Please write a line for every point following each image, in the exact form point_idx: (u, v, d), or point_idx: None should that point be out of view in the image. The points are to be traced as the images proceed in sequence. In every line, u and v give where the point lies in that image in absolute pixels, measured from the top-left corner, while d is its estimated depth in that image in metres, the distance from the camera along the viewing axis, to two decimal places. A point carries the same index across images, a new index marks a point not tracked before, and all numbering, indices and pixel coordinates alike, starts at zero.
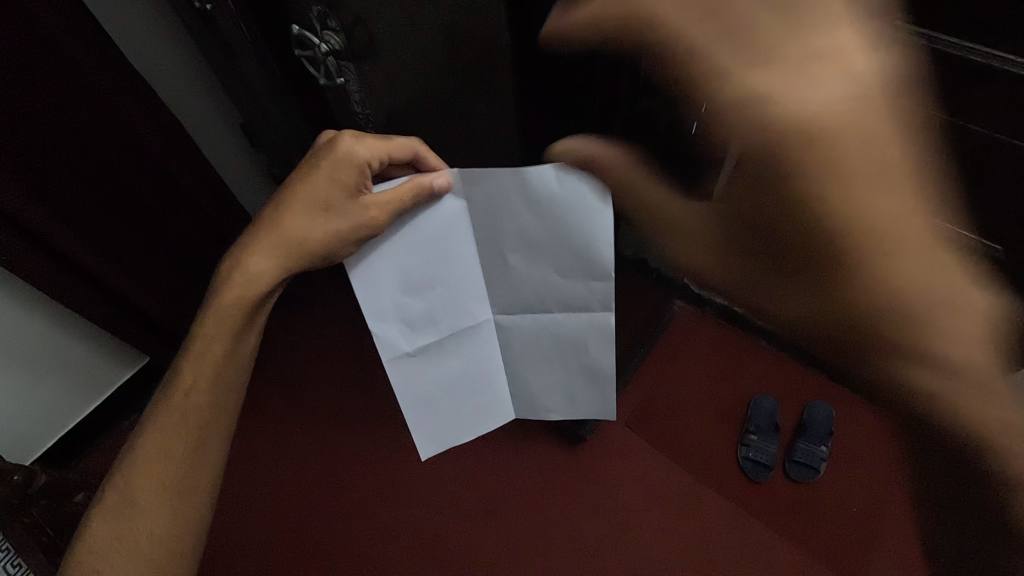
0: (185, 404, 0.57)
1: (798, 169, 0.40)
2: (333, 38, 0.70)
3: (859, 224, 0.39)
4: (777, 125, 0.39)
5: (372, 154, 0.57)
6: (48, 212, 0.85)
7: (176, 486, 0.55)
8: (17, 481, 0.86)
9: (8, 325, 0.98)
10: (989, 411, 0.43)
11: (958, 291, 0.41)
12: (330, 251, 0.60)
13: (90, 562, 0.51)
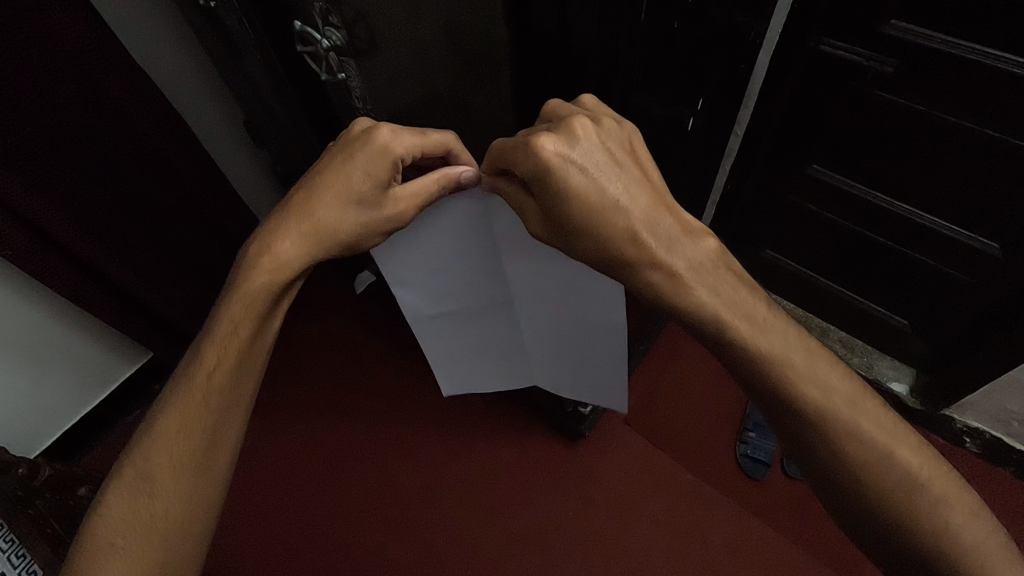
0: (206, 384, 0.56)
1: (619, 185, 0.48)
2: (334, 33, 0.70)
3: (687, 243, 0.48)
4: (610, 148, 0.48)
5: (407, 148, 0.58)
6: (55, 207, 0.87)
7: (190, 468, 0.54)
8: (21, 474, 0.85)
9: (13, 320, 0.99)
10: (889, 448, 0.44)
11: (792, 336, 0.47)
12: (355, 240, 0.61)
13: (105, 532, 0.51)
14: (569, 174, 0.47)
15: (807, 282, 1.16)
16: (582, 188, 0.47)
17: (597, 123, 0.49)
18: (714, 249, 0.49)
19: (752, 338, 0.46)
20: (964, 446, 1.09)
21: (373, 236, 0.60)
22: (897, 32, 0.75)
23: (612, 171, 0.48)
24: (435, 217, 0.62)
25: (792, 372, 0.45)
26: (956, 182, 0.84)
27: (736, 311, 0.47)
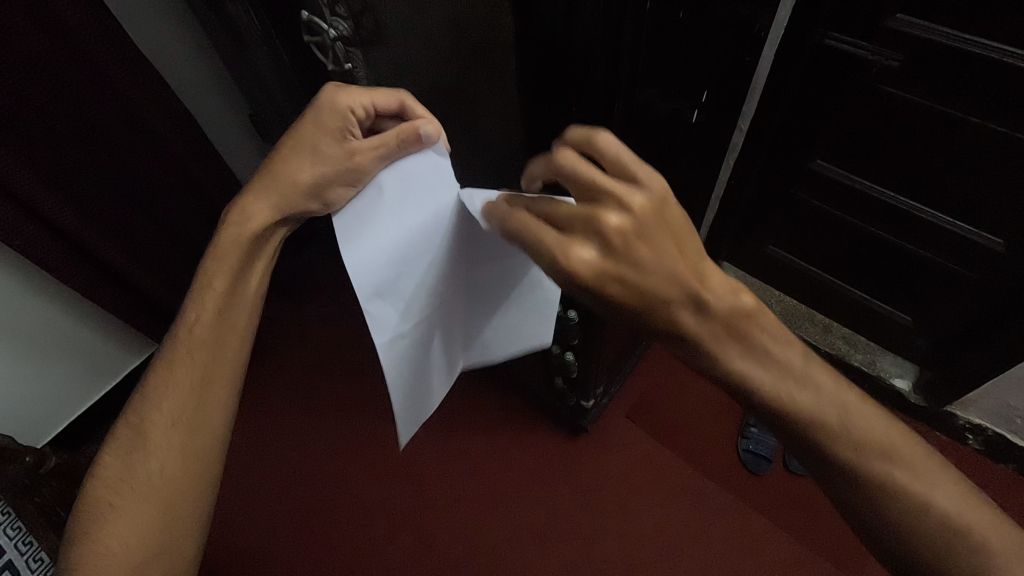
0: (192, 342, 0.57)
1: (660, 271, 0.39)
2: (341, 23, 0.71)
3: (720, 305, 0.39)
4: (648, 228, 0.38)
5: (359, 101, 0.56)
6: (62, 198, 0.87)
7: (183, 423, 0.55)
8: (27, 462, 0.86)
9: (20, 311, 1.00)
10: (940, 503, 0.39)
11: (828, 386, 0.41)
12: (320, 193, 0.57)
13: (101, 492, 0.52)
14: (605, 284, 0.39)
15: (810, 278, 1.16)
16: (619, 295, 0.39)
17: (627, 210, 0.38)
18: (748, 309, 0.39)
19: (787, 403, 0.40)
20: (966, 442, 1.09)
21: (337, 188, 0.56)
22: (902, 27, 0.75)
23: (654, 255, 0.39)
24: (395, 180, 0.50)
25: (828, 435, 0.40)
26: (961, 177, 0.84)
27: (772, 372, 0.40)
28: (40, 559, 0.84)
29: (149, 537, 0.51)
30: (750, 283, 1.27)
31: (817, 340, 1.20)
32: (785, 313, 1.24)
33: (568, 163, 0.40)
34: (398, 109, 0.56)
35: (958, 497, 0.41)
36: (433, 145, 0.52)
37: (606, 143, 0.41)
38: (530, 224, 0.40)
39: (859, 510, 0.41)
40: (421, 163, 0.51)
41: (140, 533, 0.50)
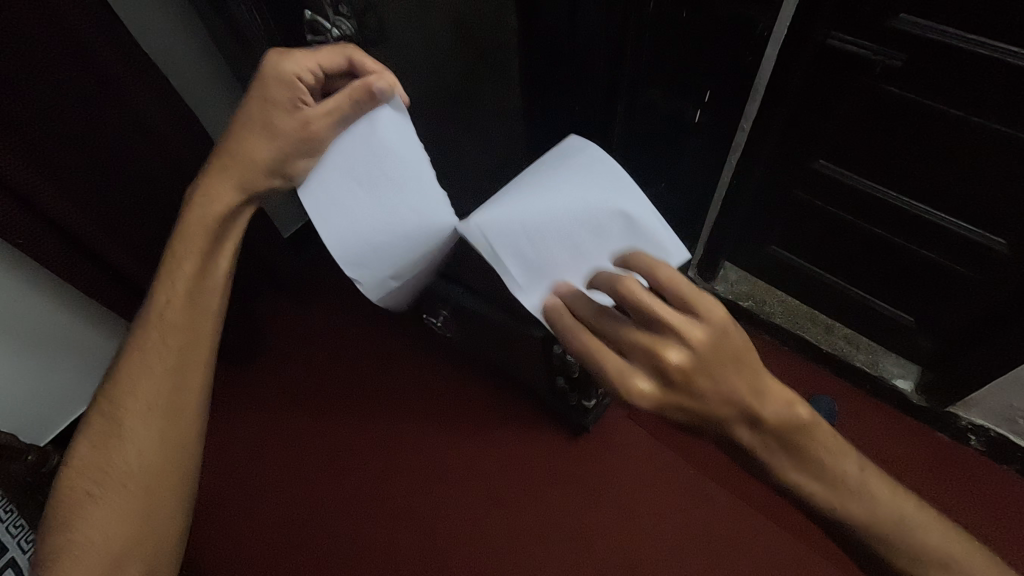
0: (165, 328, 0.56)
1: (725, 397, 0.41)
2: (344, 23, 0.63)
3: (777, 419, 0.41)
4: (712, 360, 0.40)
5: (304, 69, 0.57)
6: (63, 197, 0.88)
7: (160, 409, 0.54)
8: (30, 460, 0.86)
9: (23, 309, 1.00)
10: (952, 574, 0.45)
11: (871, 483, 0.45)
12: (283, 168, 0.58)
13: (79, 480, 0.52)
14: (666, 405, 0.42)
15: (814, 278, 1.16)
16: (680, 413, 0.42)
17: (691, 347, 0.40)
18: (800, 421, 0.42)
19: (832, 502, 0.44)
20: (968, 442, 1.09)
21: (298, 160, 0.57)
22: (906, 27, 0.75)
23: (714, 384, 0.41)
24: (354, 139, 0.53)
25: (868, 526, 0.45)
26: (964, 176, 0.84)
27: (820, 476, 0.44)
28: None
29: (127, 526, 0.51)
30: (752, 283, 1.26)
31: (820, 341, 1.20)
32: (788, 313, 1.23)
33: (635, 288, 0.40)
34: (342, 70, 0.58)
35: (965, 550, 0.46)
36: (388, 102, 0.53)
37: (663, 267, 0.41)
38: (597, 346, 0.43)
39: (865, 533, 0.45)
40: (378, 122, 0.53)
41: (119, 522, 0.51)
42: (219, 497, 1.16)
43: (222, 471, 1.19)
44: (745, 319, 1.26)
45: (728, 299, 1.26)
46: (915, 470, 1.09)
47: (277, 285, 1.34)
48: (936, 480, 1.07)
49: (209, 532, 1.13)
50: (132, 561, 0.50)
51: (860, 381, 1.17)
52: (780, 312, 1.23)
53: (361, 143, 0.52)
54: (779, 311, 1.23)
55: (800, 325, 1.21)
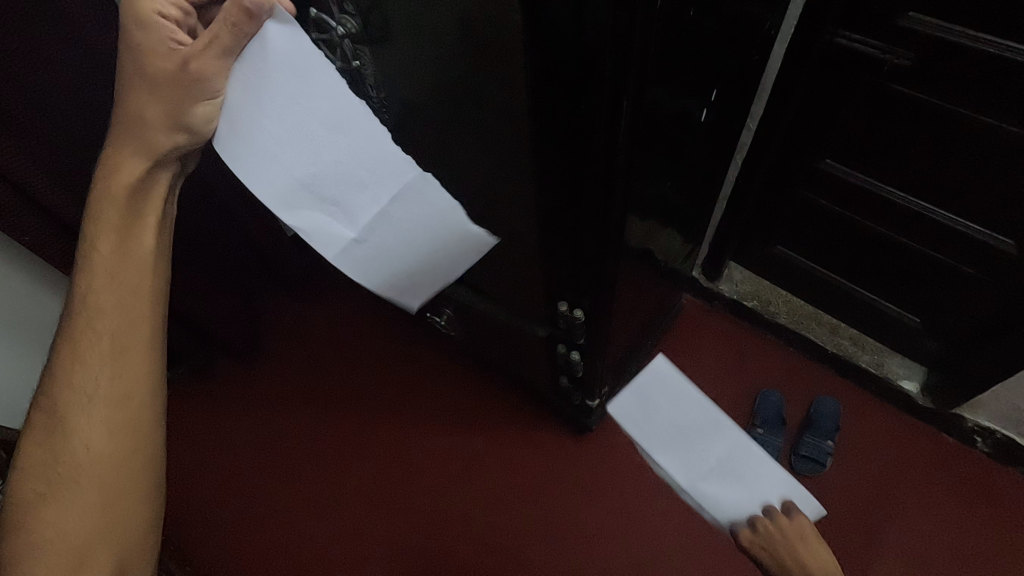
0: (95, 315, 0.51)
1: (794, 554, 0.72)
2: (349, 20, 0.66)
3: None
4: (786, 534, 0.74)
5: (167, 1, 0.48)
6: (76, 198, 0.88)
7: (103, 400, 0.50)
8: None
9: (32, 307, 1.01)
10: None
11: None
12: (180, 122, 0.49)
13: (27, 478, 0.49)
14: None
15: (819, 279, 1.15)
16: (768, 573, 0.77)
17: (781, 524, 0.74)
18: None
19: None
20: (974, 444, 1.08)
21: (197, 106, 0.49)
22: (915, 25, 0.74)
23: (782, 553, 0.72)
24: (262, 72, 0.47)
25: None
26: (973, 177, 0.83)
27: None
28: None
29: (85, 524, 0.48)
30: (757, 282, 1.25)
31: (824, 340, 1.19)
32: (793, 313, 1.22)
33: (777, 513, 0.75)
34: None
35: None
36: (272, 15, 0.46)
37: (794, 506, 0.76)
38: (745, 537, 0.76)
39: None
40: (279, 47, 0.46)
41: (75, 523, 0.48)
42: (223, 494, 1.17)
43: (227, 467, 1.20)
44: (749, 319, 1.26)
45: (732, 299, 1.26)
46: (920, 471, 1.08)
47: (281, 282, 1.34)
48: (941, 482, 1.07)
49: (212, 529, 1.13)
50: (101, 555, 0.48)
51: (865, 382, 1.17)
52: (785, 311, 1.22)
53: (277, 86, 0.47)
54: (784, 310, 1.23)
55: (804, 325, 1.21)
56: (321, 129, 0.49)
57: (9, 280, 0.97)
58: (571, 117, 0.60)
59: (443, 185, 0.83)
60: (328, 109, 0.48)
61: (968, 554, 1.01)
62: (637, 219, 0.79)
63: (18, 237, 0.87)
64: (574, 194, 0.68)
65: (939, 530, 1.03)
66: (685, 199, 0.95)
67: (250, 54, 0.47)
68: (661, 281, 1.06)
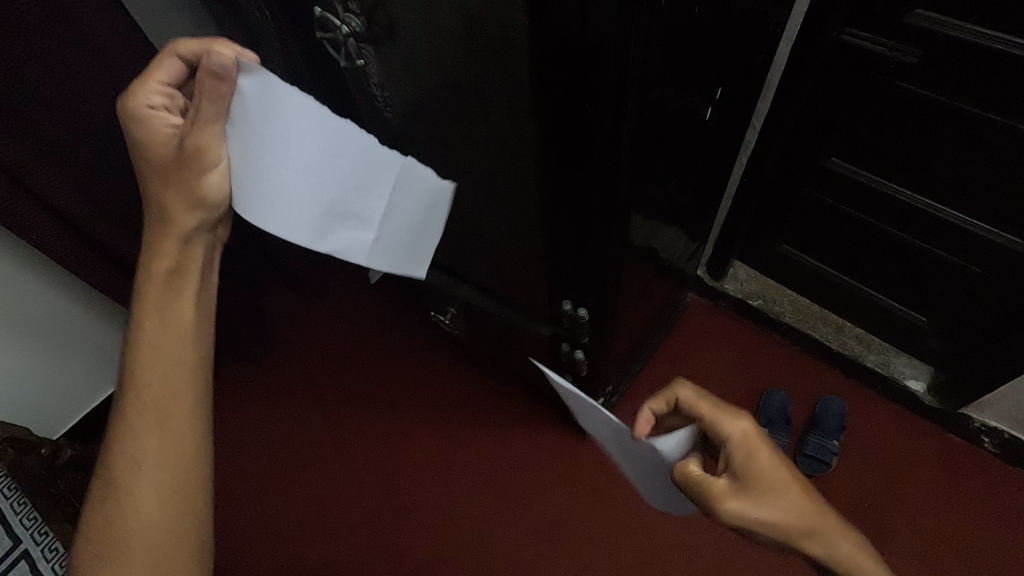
0: (140, 384, 0.50)
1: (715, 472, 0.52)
2: (353, 19, 0.65)
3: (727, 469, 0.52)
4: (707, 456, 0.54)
5: (152, 90, 0.48)
6: (83, 199, 0.88)
7: (156, 475, 0.49)
8: (43, 454, 0.89)
9: (39, 306, 1.02)
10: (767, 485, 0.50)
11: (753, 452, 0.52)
12: (195, 199, 0.49)
13: (88, 560, 0.48)
14: (722, 478, 0.50)
15: (825, 277, 1.15)
16: (738, 432, 0.51)
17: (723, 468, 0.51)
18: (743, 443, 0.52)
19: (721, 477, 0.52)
20: (981, 445, 1.07)
21: (206, 179, 0.48)
22: (922, 22, 0.73)
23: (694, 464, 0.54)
24: (252, 126, 0.44)
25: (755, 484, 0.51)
26: (983, 174, 0.82)
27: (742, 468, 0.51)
28: (56, 549, 0.82)
29: None
30: (761, 281, 1.25)
31: (830, 340, 1.18)
32: (799, 312, 1.22)
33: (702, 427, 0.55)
34: (187, 66, 0.48)
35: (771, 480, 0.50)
36: (239, 69, 0.43)
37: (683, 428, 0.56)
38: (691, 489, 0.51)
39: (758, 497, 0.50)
40: (254, 93, 0.43)
41: None
42: (227, 493, 1.17)
43: (232, 466, 1.20)
44: (753, 318, 1.25)
45: (737, 298, 1.25)
46: (927, 471, 1.08)
47: (286, 282, 1.34)
48: (948, 482, 1.06)
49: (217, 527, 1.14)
50: None
51: (871, 382, 1.16)
52: (790, 310, 1.22)
53: (269, 132, 0.43)
54: (789, 310, 1.22)
55: (810, 324, 1.20)
56: (318, 159, 0.45)
57: (17, 280, 0.97)
58: (576, 116, 0.59)
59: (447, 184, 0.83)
60: (321, 138, 0.44)
61: (974, 554, 1.00)
62: (641, 218, 0.79)
63: (25, 235, 0.86)
64: (579, 193, 0.68)
65: (944, 529, 1.03)
66: (691, 198, 0.95)
67: (235, 113, 0.45)
68: (665, 281, 1.06)
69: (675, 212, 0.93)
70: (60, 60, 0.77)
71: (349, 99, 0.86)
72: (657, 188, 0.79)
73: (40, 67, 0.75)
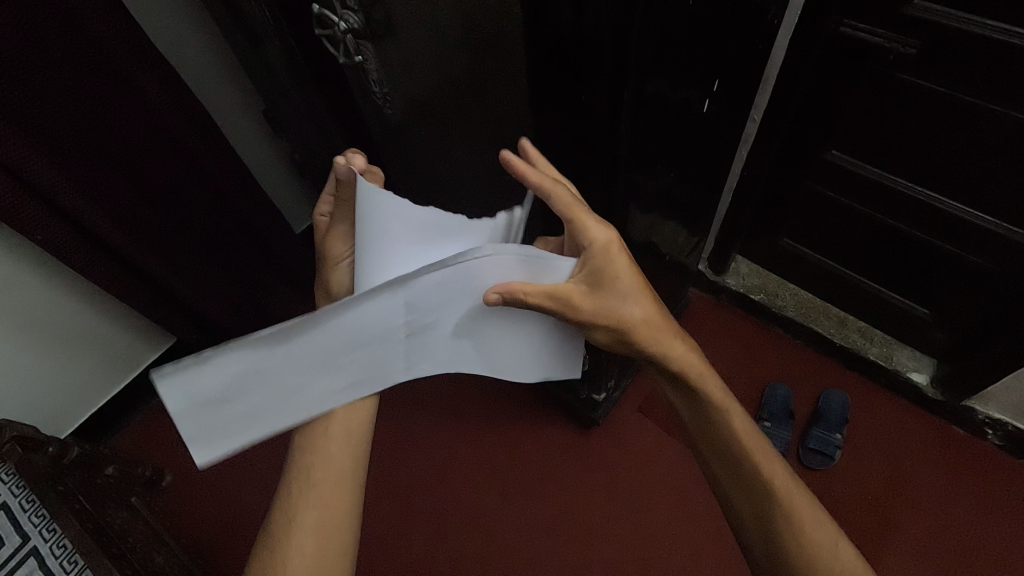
0: (315, 467, 0.53)
1: (609, 316, 0.54)
2: (351, 16, 0.66)
3: (610, 317, 0.54)
4: (591, 313, 0.53)
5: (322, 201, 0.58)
6: (89, 203, 0.87)
7: (314, 557, 0.50)
8: (51, 452, 0.87)
9: (47, 305, 1.03)
10: (631, 311, 0.54)
11: (627, 291, 0.53)
12: (328, 288, 0.58)
13: None
14: (590, 302, 0.52)
15: (827, 271, 1.15)
16: (654, 308, 0.55)
17: (584, 284, 0.52)
18: (617, 313, 0.54)
19: (617, 325, 0.54)
20: (985, 436, 1.07)
21: (337, 274, 0.57)
22: (921, 13, 0.73)
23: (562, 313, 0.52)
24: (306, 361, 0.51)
25: (641, 330, 0.55)
26: (987, 162, 0.81)
27: (612, 303, 0.53)
28: (64, 545, 0.83)
29: None
30: (764, 275, 1.25)
31: (831, 332, 1.18)
32: (800, 305, 1.22)
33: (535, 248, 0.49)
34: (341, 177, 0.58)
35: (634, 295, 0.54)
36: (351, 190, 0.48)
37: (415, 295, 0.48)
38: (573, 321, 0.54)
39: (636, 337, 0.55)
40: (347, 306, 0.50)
41: None
42: (233, 489, 1.18)
43: (239, 462, 1.21)
44: (755, 312, 1.25)
45: (739, 292, 1.25)
46: (929, 462, 1.08)
47: (288, 280, 1.34)
48: (952, 472, 1.07)
49: (223, 523, 1.15)
50: None
51: (874, 374, 1.16)
52: (791, 303, 1.22)
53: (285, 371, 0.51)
54: (790, 303, 1.22)
55: (812, 317, 1.20)
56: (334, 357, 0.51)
57: (24, 279, 0.98)
58: (571, 111, 0.59)
59: (447, 179, 0.84)
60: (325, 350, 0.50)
61: (978, 546, 1.00)
62: (641, 212, 0.79)
63: (31, 237, 0.85)
64: (577, 185, 0.68)
65: (948, 522, 1.03)
66: (690, 191, 0.94)
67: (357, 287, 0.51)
68: (666, 275, 1.06)
69: (674, 207, 0.93)
70: (60, 60, 0.77)
71: (351, 96, 0.87)
72: (656, 181, 0.79)
73: (38, 67, 0.76)
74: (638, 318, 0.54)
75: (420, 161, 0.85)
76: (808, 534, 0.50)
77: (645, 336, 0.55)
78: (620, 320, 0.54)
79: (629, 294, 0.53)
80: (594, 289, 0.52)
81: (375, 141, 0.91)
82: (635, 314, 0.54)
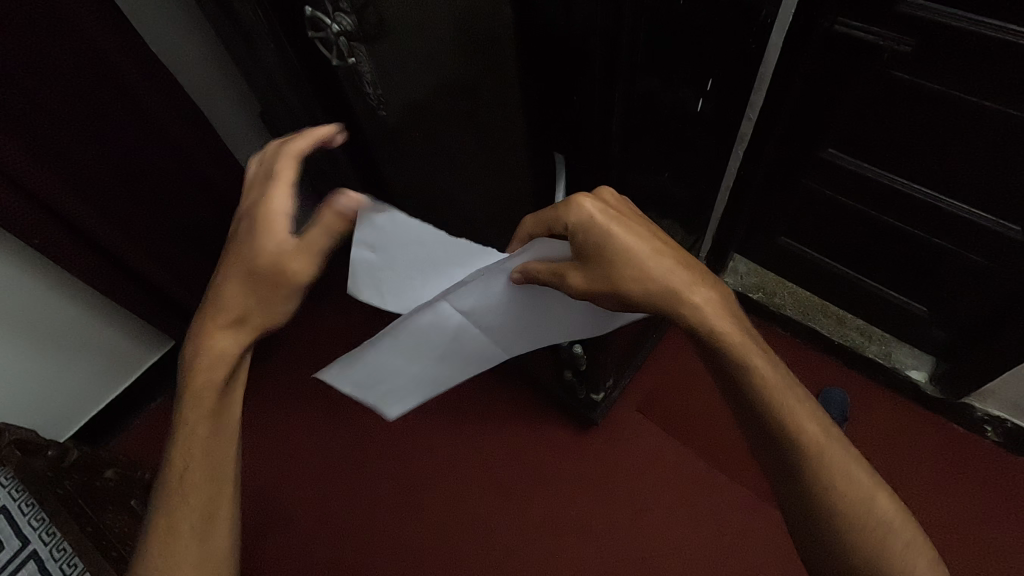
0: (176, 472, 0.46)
1: (611, 286, 0.50)
2: (344, 18, 0.65)
3: (610, 286, 0.50)
4: (591, 285, 0.50)
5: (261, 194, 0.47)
6: (85, 207, 0.87)
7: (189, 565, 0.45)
8: (49, 456, 0.84)
9: (44, 309, 1.03)
10: (632, 276, 0.50)
11: (623, 254, 0.49)
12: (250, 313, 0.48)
13: None
14: (591, 276, 0.50)
15: (825, 270, 1.15)
16: (656, 262, 0.50)
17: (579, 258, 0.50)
18: (614, 278, 0.50)
19: (622, 296, 0.51)
20: (985, 434, 1.07)
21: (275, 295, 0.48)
22: (916, 10, 0.73)
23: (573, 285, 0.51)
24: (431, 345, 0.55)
25: (648, 293, 0.50)
26: (984, 159, 0.81)
27: (610, 271, 0.50)
28: (64, 549, 0.84)
29: None
30: (762, 274, 1.25)
31: (830, 331, 1.18)
32: (798, 303, 1.22)
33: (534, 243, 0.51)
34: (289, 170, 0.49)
35: (634, 256, 0.50)
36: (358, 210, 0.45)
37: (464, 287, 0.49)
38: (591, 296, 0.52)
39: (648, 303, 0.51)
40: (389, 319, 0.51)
41: None
42: None
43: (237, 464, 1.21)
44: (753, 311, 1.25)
45: (737, 291, 1.25)
46: (929, 460, 1.08)
47: None
48: (951, 469, 1.06)
49: None
50: None
51: (873, 372, 1.16)
52: (789, 302, 1.22)
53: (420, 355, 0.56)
54: (788, 301, 1.22)
55: (811, 316, 1.20)
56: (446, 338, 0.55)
57: (20, 284, 0.98)
58: None
59: (442, 180, 0.84)
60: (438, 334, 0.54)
61: (978, 544, 1.00)
62: None
63: (29, 242, 0.85)
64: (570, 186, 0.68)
65: (947, 520, 1.03)
66: (686, 191, 0.94)
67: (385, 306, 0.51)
68: None
69: (670, 206, 0.92)
70: (56, 64, 0.77)
71: (345, 98, 0.87)
72: (651, 181, 0.79)
73: (34, 71, 0.75)
74: (643, 281, 0.50)
75: (415, 162, 0.85)
76: (842, 492, 0.47)
77: (655, 298, 0.50)
78: (627, 285, 0.50)
79: (627, 255, 0.49)
80: (590, 263, 0.50)
81: (370, 143, 0.91)
82: (638, 276, 0.50)
